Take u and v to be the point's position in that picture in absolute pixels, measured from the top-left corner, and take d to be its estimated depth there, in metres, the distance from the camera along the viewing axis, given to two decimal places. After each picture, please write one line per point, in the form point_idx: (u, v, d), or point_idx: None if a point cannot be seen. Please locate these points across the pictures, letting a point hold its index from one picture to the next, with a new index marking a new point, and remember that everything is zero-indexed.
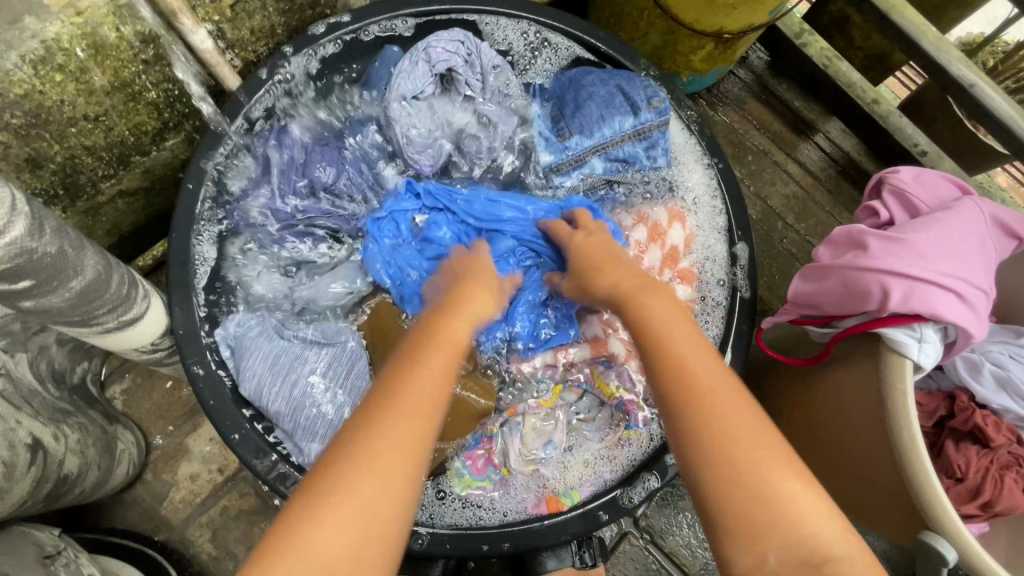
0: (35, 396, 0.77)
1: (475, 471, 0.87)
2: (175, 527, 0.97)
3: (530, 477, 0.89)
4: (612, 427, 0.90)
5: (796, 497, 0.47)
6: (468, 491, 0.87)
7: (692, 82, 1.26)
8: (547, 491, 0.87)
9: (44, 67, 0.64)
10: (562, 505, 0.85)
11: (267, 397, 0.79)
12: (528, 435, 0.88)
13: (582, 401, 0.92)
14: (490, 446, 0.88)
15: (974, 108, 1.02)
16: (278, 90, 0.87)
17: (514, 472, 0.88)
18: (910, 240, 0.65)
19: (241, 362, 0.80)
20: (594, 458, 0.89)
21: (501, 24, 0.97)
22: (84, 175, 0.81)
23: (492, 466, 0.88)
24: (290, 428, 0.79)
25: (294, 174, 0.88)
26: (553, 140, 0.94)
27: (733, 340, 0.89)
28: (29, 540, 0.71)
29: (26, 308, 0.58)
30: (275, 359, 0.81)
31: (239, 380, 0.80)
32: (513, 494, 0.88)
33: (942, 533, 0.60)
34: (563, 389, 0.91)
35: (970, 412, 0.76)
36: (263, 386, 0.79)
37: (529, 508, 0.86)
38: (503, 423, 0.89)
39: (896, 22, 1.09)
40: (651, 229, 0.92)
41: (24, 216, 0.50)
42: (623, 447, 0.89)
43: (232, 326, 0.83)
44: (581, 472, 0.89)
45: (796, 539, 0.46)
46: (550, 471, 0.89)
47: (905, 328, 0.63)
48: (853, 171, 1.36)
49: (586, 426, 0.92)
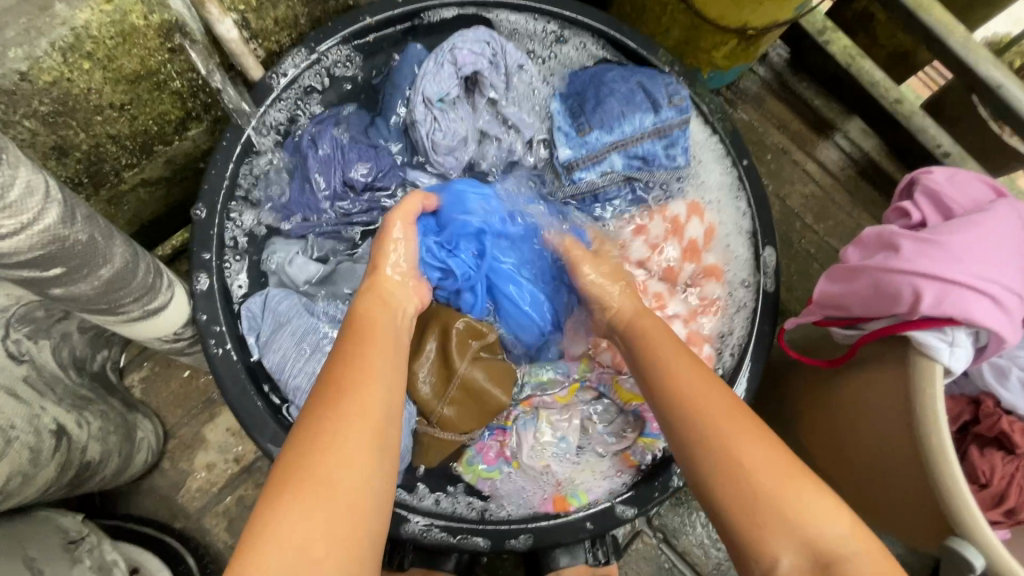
0: (57, 383, 0.78)
1: (486, 462, 0.87)
2: (191, 516, 0.98)
3: (541, 473, 0.87)
4: (624, 436, 0.89)
5: (812, 517, 0.51)
6: (477, 482, 0.87)
7: (714, 79, 1.24)
8: (556, 489, 0.87)
9: (73, 55, 0.64)
10: (569, 505, 0.84)
11: (289, 372, 0.80)
12: (542, 429, 0.87)
13: (599, 405, 0.91)
14: (503, 438, 0.88)
15: (1000, 108, 1.00)
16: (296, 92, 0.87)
17: (524, 466, 0.87)
18: (946, 242, 0.63)
19: (269, 337, 0.82)
20: (603, 466, 0.89)
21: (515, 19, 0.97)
22: (107, 163, 0.81)
23: (503, 457, 0.88)
24: (306, 405, 0.79)
25: (335, 172, 0.87)
26: (573, 135, 0.92)
27: (756, 340, 0.88)
28: (53, 525, 0.72)
29: (55, 295, 0.58)
30: (299, 335, 0.81)
31: (263, 355, 0.81)
32: (524, 488, 0.87)
33: (971, 540, 0.59)
34: (580, 388, 0.91)
35: (995, 418, 0.75)
36: (287, 360, 0.80)
37: (538, 504, 0.85)
38: (517, 417, 0.88)
39: (922, 20, 1.06)
40: (669, 225, 0.95)
41: (58, 202, 0.50)
42: (636, 455, 0.87)
43: (258, 300, 0.84)
44: (588, 473, 0.88)
45: (806, 538, 0.50)
46: (560, 468, 0.87)
47: (936, 332, 0.62)
48: (874, 172, 1.34)
49: (599, 429, 0.90)
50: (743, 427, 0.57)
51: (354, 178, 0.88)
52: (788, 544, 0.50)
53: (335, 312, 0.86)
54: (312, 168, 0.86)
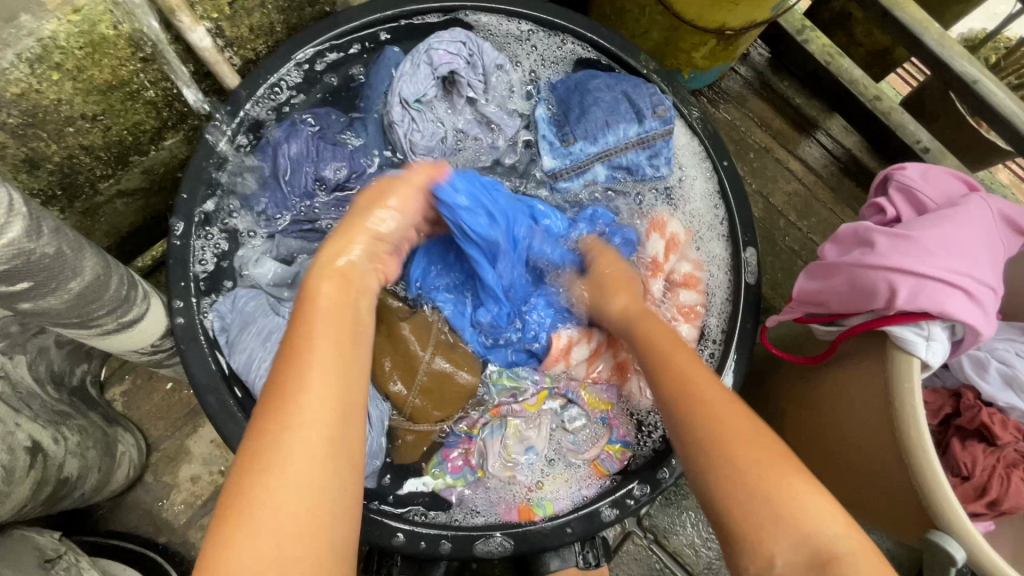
0: (34, 398, 0.77)
1: (451, 470, 0.86)
2: (176, 529, 0.97)
3: (505, 482, 0.87)
4: (594, 442, 0.89)
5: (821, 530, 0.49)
6: (441, 488, 0.85)
7: (694, 79, 1.25)
8: (519, 500, 0.86)
9: (40, 66, 0.63)
10: (534, 515, 0.83)
11: (255, 373, 0.78)
12: (510, 438, 0.86)
13: (568, 411, 0.90)
14: (469, 446, 0.87)
15: (976, 103, 1.01)
16: (263, 104, 0.86)
17: (490, 475, 0.86)
18: (918, 237, 0.64)
19: (233, 337, 0.80)
20: (570, 473, 0.88)
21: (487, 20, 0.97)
22: (82, 175, 0.80)
23: (469, 465, 0.86)
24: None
25: (306, 168, 0.86)
26: (557, 145, 0.93)
27: (739, 333, 0.88)
28: (29, 544, 0.70)
29: (24, 309, 0.57)
30: (268, 335, 0.80)
31: (229, 354, 0.80)
32: (487, 495, 0.86)
33: (951, 532, 0.59)
34: (548, 395, 0.90)
35: (976, 410, 0.75)
36: (253, 361, 0.78)
37: (500, 514, 0.84)
38: (485, 424, 0.88)
39: (897, 18, 1.07)
40: (643, 240, 0.94)
41: (22, 216, 0.49)
42: (604, 464, 0.87)
43: (227, 305, 0.82)
44: (554, 483, 0.87)
45: (801, 537, 0.49)
46: (524, 477, 0.87)
47: (913, 326, 0.63)
48: (856, 168, 1.35)
49: (569, 435, 0.90)
50: (746, 432, 0.55)
51: (326, 176, 0.87)
52: (782, 540, 0.49)
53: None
54: (281, 168, 0.85)
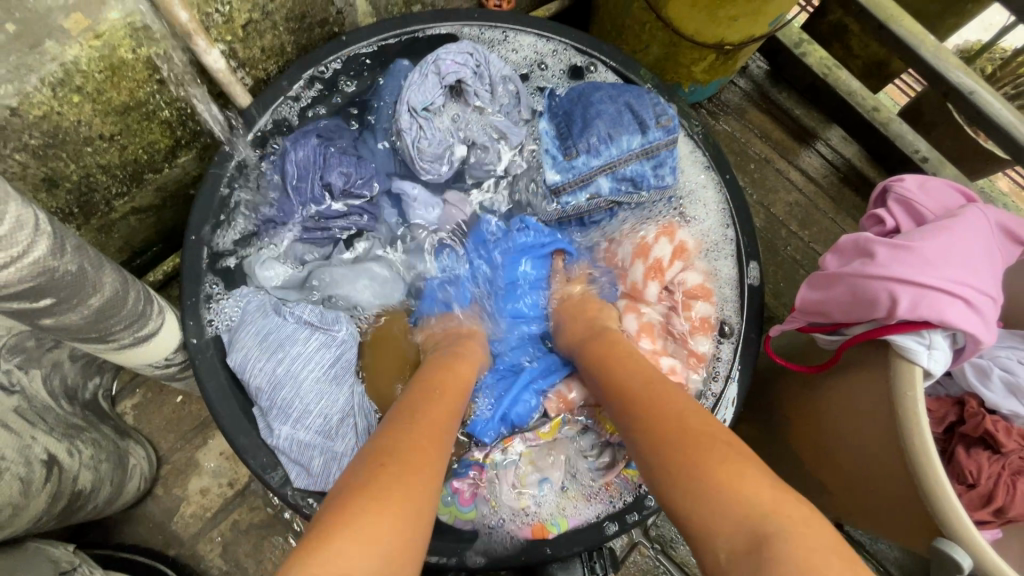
0: (48, 412, 0.78)
1: (463, 501, 0.86)
2: (185, 542, 0.97)
3: (521, 509, 0.86)
4: (611, 466, 0.88)
5: (767, 507, 0.47)
6: (455, 522, 0.85)
7: (694, 93, 1.27)
8: (535, 520, 0.85)
9: (62, 89, 0.65)
10: (548, 533, 0.83)
11: (252, 371, 0.80)
12: (521, 466, 0.88)
13: (582, 438, 0.90)
14: (480, 474, 0.87)
15: (973, 113, 1.02)
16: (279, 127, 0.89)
17: (503, 505, 0.86)
18: (918, 248, 0.65)
19: (235, 336, 0.82)
20: (587, 493, 0.87)
21: (487, 35, 0.99)
22: (98, 193, 0.82)
23: (481, 496, 0.87)
24: (266, 406, 0.79)
25: (315, 178, 0.88)
26: (561, 159, 0.93)
27: (740, 358, 0.90)
28: (45, 556, 0.71)
29: (45, 325, 0.58)
30: (266, 336, 0.82)
31: (229, 352, 0.81)
32: (504, 525, 0.85)
33: (957, 541, 0.60)
34: (562, 423, 0.90)
35: (980, 418, 0.76)
36: (251, 360, 0.80)
37: (516, 537, 0.84)
38: (497, 454, 0.88)
39: (893, 31, 1.10)
40: (638, 247, 0.96)
41: (48, 234, 0.51)
42: (619, 484, 0.87)
43: (231, 305, 0.84)
44: (572, 501, 0.87)
45: (743, 517, 0.47)
46: (540, 502, 0.86)
47: (913, 334, 0.64)
48: (855, 178, 1.37)
49: (583, 462, 0.89)
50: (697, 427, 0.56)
51: (332, 181, 0.88)
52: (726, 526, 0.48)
53: (305, 314, 0.85)
54: (293, 177, 0.87)
